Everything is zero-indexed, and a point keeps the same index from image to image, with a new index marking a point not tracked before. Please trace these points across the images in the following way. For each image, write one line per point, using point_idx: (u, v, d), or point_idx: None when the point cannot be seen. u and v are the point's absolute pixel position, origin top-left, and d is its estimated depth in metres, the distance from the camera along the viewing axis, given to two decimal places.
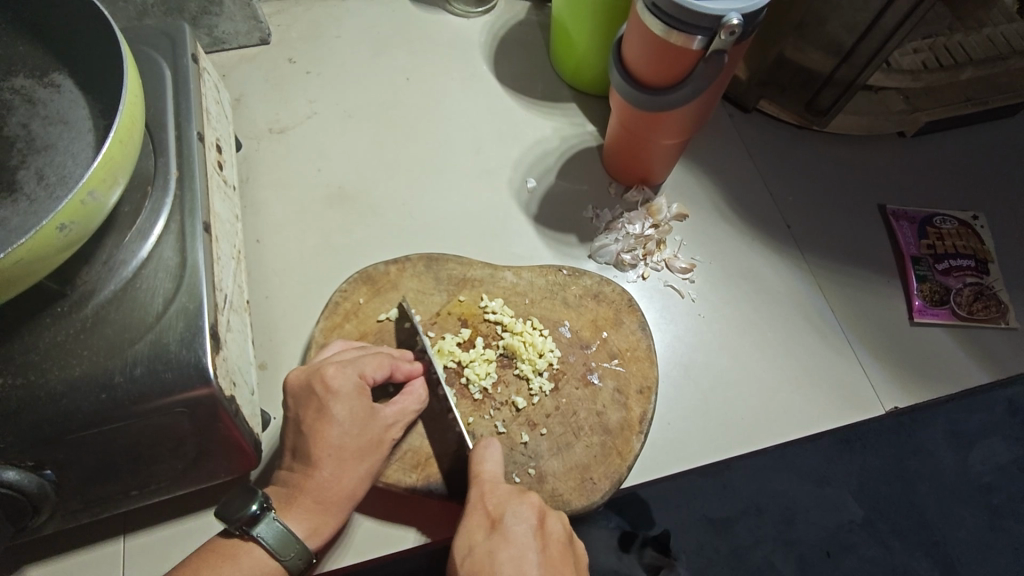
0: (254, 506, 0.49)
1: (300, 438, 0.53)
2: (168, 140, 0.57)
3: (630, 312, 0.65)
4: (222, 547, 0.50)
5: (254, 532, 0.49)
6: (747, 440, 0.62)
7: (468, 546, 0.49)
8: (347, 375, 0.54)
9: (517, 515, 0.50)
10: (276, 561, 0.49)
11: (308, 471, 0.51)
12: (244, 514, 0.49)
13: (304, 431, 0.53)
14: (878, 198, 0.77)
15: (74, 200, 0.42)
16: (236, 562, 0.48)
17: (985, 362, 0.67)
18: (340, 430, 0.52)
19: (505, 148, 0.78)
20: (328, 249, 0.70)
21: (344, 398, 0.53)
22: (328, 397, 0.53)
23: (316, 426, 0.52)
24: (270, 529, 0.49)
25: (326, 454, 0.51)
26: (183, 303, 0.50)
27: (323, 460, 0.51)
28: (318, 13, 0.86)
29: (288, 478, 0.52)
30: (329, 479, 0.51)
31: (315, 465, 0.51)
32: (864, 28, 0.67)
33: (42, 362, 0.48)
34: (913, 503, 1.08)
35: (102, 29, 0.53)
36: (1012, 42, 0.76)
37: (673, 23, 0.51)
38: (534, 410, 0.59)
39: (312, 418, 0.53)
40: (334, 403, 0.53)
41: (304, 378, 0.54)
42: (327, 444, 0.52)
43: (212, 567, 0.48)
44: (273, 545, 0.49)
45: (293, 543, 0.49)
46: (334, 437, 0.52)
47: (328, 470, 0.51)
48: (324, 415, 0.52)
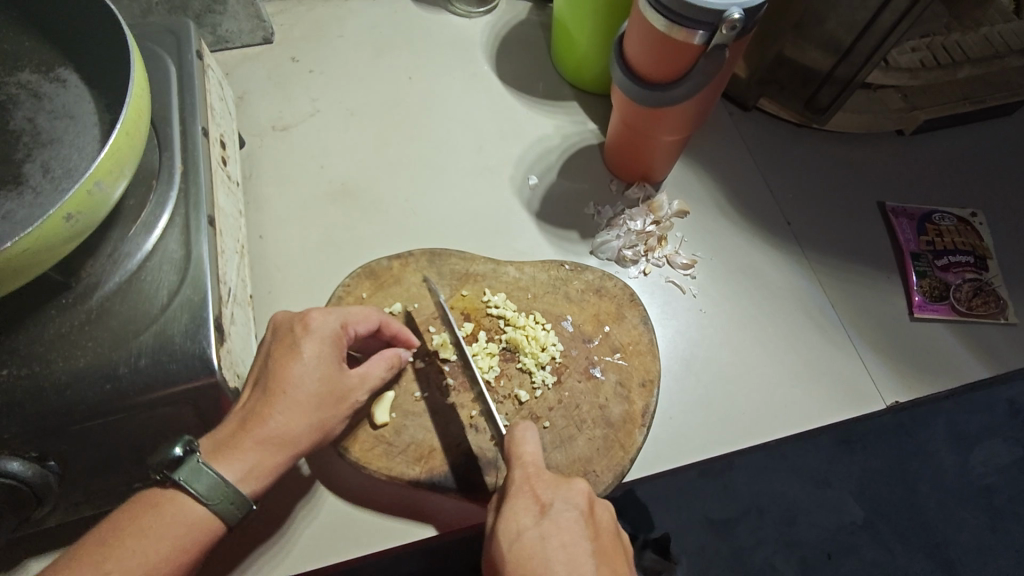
0: (177, 450, 0.45)
1: (261, 377, 0.51)
2: (173, 134, 0.58)
3: (632, 307, 0.65)
4: (147, 497, 0.45)
5: (176, 478, 0.44)
6: (749, 434, 0.62)
7: (517, 532, 0.45)
8: (330, 321, 0.53)
9: (567, 501, 0.47)
10: (204, 509, 0.45)
11: (259, 411, 0.48)
12: (165, 458, 0.44)
13: (269, 368, 0.51)
14: (878, 196, 0.77)
15: (81, 191, 0.42)
16: (160, 511, 0.44)
17: (985, 357, 0.67)
18: (304, 369, 0.50)
19: (507, 145, 0.78)
20: (331, 245, 0.71)
21: (317, 339, 0.51)
22: (306, 338, 0.51)
23: (282, 362, 0.50)
24: (196, 476, 0.44)
25: (282, 393, 0.49)
26: (188, 295, 0.51)
27: (280, 399, 0.49)
28: (320, 13, 0.87)
29: (235, 417, 0.49)
30: (280, 417, 0.48)
31: (269, 404, 0.48)
32: (863, 25, 0.67)
33: (46, 353, 0.48)
34: (915, 504, 1.08)
35: (108, 23, 0.53)
36: (1009, 41, 0.76)
37: (675, 18, 0.52)
38: (537, 403, 0.59)
39: (281, 356, 0.51)
40: (307, 342, 0.51)
41: (288, 318, 0.54)
42: (287, 382, 0.49)
43: (134, 519, 0.44)
44: (199, 491, 0.44)
45: (222, 487, 0.45)
46: (297, 376, 0.50)
47: (281, 408, 0.48)
48: (295, 352, 0.51)
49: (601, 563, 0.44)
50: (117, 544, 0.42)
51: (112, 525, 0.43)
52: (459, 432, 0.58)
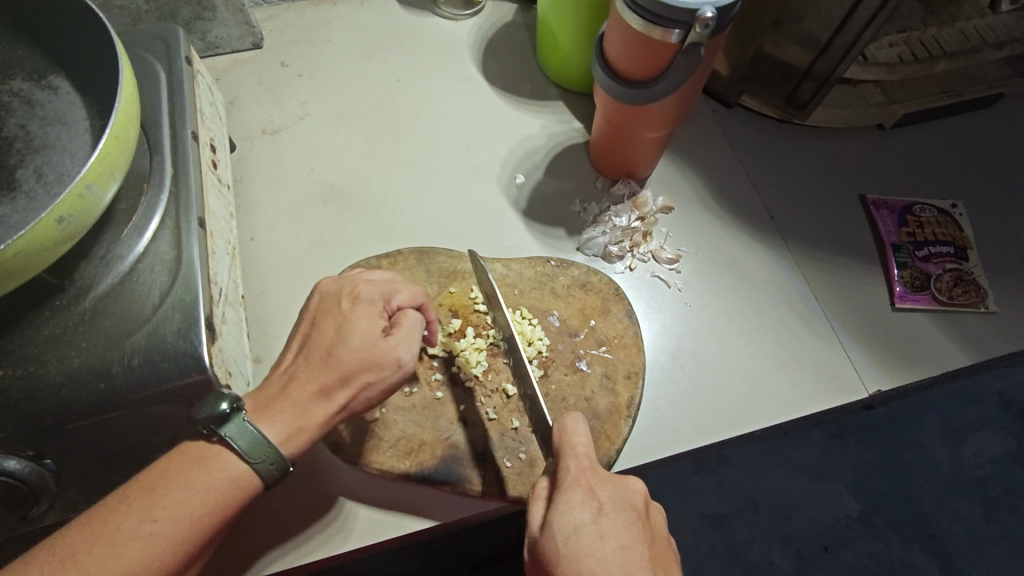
0: (225, 406, 0.45)
1: (302, 348, 0.52)
2: (163, 139, 0.59)
3: (617, 301, 0.66)
4: (189, 449, 0.45)
5: (223, 433, 0.45)
6: (734, 423, 0.63)
7: (574, 526, 0.45)
8: (375, 292, 0.54)
9: (620, 499, 0.47)
10: (245, 466, 0.45)
11: (303, 375, 0.49)
12: (214, 413, 0.45)
13: (316, 335, 0.52)
14: (859, 189, 0.78)
15: (72, 194, 0.44)
16: (205, 465, 0.44)
17: (965, 345, 0.69)
18: (343, 337, 0.51)
19: (494, 145, 0.80)
20: (322, 246, 0.72)
21: (365, 310, 0.52)
22: (350, 309, 0.53)
23: (329, 332, 0.51)
24: (242, 434, 0.45)
25: (326, 360, 0.50)
26: (180, 295, 0.52)
27: (323, 366, 0.49)
28: (309, 18, 0.88)
29: (276, 381, 0.50)
30: (318, 382, 0.49)
31: (311, 370, 0.50)
32: (839, 22, 0.69)
33: (40, 354, 0.49)
34: (908, 497, 1.07)
35: (97, 30, 0.54)
36: (983, 35, 0.78)
37: (651, 18, 0.53)
38: (524, 397, 0.60)
39: (326, 325, 0.52)
40: (354, 312, 0.52)
41: (335, 287, 0.55)
42: (332, 350, 0.50)
43: (178, 470, 0.44)
44: (243, 448, 0.45)
45: (264, 446, 0.45)
46: (340, 345, 0.50)
47: (321, 373, 0.49)
48: (342, 322, 0.52)
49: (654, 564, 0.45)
50: (158, 490, 0.43)
51: (152, 471, 0.44)
52: (448, 426, 0.59)
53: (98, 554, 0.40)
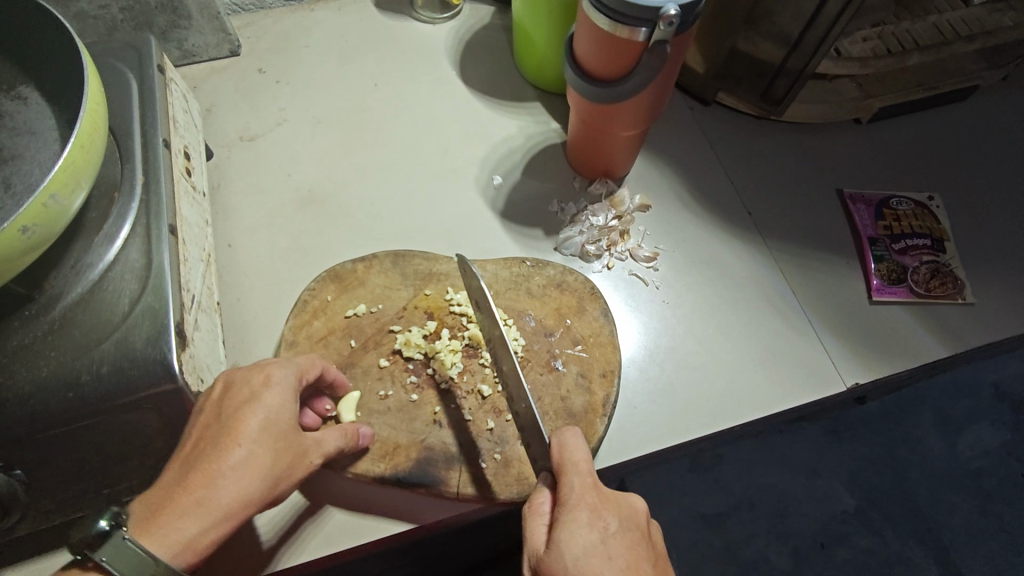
0: (103, 523, 0.41)
1: (192, 445, 0.47)
2: (134, 147, 0.59)
3: (593, 300, 0.66)
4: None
5: (98, 558, 0.41)
6: (712, 419, 0.63)
7: (580, 546, 0.44)
8: (288, 371, 0.51)
9: (624, 517, 0.47)
10: None
11: (206, 467, 0.45)
12: (90, 533, 0.41)
13: (219, 419, 0.48)
14: (836, 183, 0.79)
15: (36, 203, 0.44)
16: None
17: (943, 336, 0.69)
18: (252, 422, 0.47)
19: (472, 147, 0.80)
20: (299, 251, 0.72)
21: (280, 393, 0.50)
22: (260, 390, 0.49)
23: (236, 415, 0.47)
24: (118, 554, 0.41)
25: (237, 443, 0.46)
26: (149, 302, 0.52)
27: (232, 449, 0.46)
28: (287, 24, 0.89)
29: (159, 493, 0.45)
30: (226, 480, 0.45)
31: (220, 456, 0.45)
32: (809, 16, 0.69)
33: (10, 365, 0.49)
34: (904, 491, 1.03)
35: (65, 40, 0.54)
36: (957, 29, 0.77)
37: (617, 17, 0.53)
38: (500, 397, 0.60)
39: (228, 417, 0.47)
40: (267, 394, 0.49)
41: (241, 368, 0.51)
42: (242, 433, 0.46)
43: None
44: (119, 569, 0.41)
45: (151, 564, 0.41)
46: (253, 429, 0.47)
47: (224, 476, 0.45)
48: (251, 403, 0.48)
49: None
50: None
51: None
52: (424, 428, 0.59)
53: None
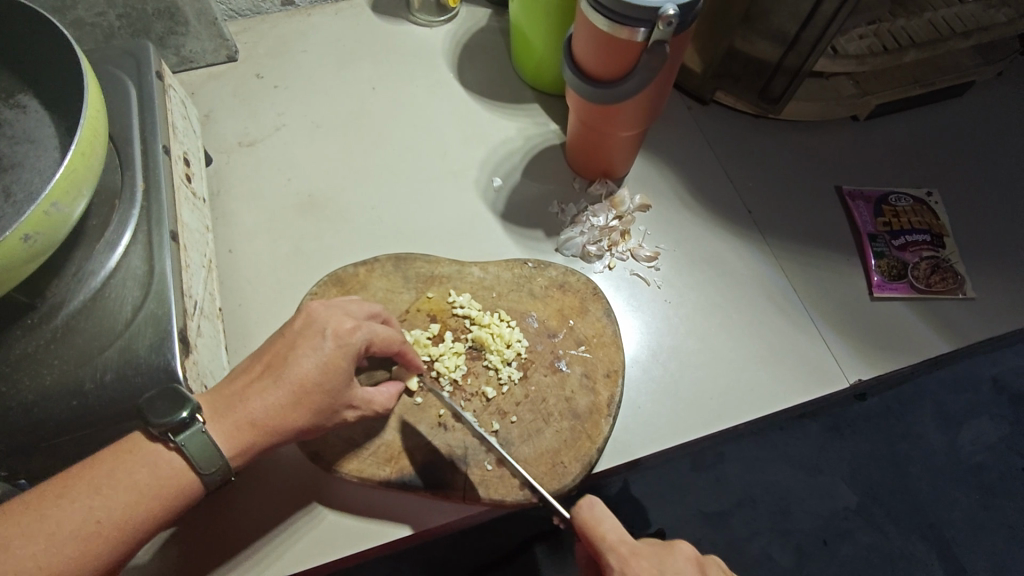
0: (184, 414, 0.44)
1: (269, 362, 0.49)
2: (133, 154, 0.59)
3: (595, 300, 0.66)
4: (141, 447, 0.45)
5: (178, 441, 0.44)
6: (717, 418, 0.63)
7: None
8: (360, 336, 0.51)
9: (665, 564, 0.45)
10: (194, 474, 0.45)
11: (263, 390, 0.48)
12: (172, 420, 0.44)
13: (288, 353, 0.49)
14: (835, 180, 0.79)
15: (37, 211, 0.44)
16: (153, 468, 0.44)
17: (944, 332, 0.69)
18: (317, 364, 0.48)
19: (471, 149, 0.80)
20: (300, 256, 0.72)
21: (345, 351, 0.50)
22: (335, 343, 0.49)
23: (299, 355, 0.49)
24: (196, 442, 0.44)
25: (292, 382, 0.48)
26: (152, 309, 0.51)
27: (285, 386, 0.48)
28: (284, 29, 0.89)
29: (235, 390, 0.48)
30: (278, 407, 0.47)
31: (273, 389, 0.47)
32: (805, 15, 0.69)
33: (13, 374, 0.48)
34: (907, 487, 1.03)
35: (64, 48, 0.54)
36: (952, 25, 0.78)
37: (615, 18, 0.53)
38: (504, 399, 0.60)
39: (302, 353, 0.49)
40: (330, 344, 0.49)
41: (317, 313, 0.52)
42: (300, 375, 0.48)
43: (127, 471, 0.43)
44: (194, 455, 0.44)
45: (217, 457, 0.45)
46: (309, 377, 0.48)
47: (285, 403, 0.47)
48: (316, 349, 0.49)
49: None
50: (94, 481, 0.42)
51: (85, 469, 0.43)
52: (429, 431, 0.59)
53: (31, 547, 0.39)
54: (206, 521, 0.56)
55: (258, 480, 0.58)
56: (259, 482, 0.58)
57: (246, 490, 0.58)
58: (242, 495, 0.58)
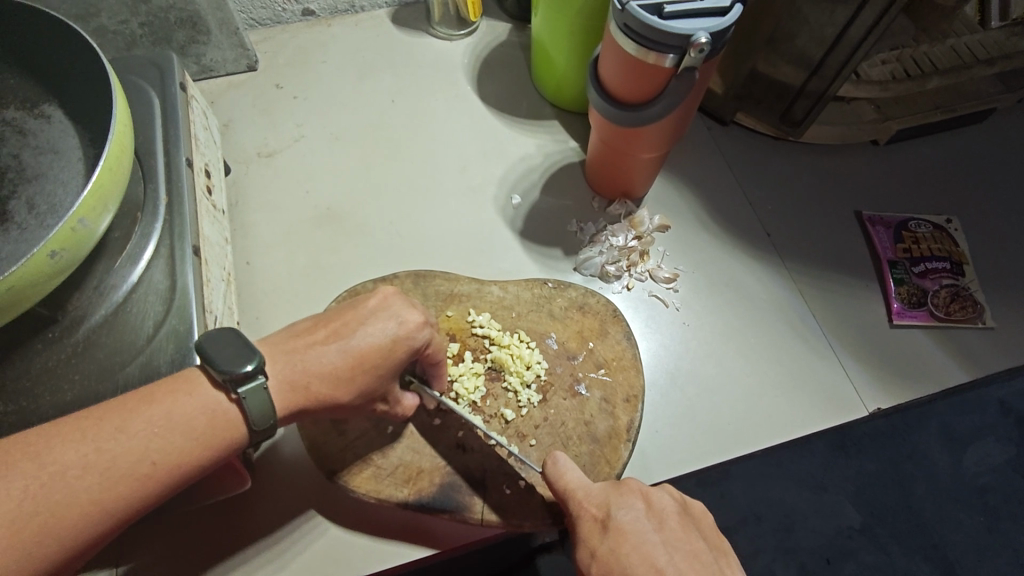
0: (250, 366, 0.43)
1: (331, 334, 0.49)
2: (157, 167, 0.58)
3: (615, 323, 0.66)
4: (198, 386, 0.43)
5: (240, 393, 0.43)
6: (734, 444, 0.63)
7: (591, 553, 0.46)
8: (423, 331, 0.51)
9: (623, 506, 0.48)
10: (245, 428, 0.44)
11: (320, 356, 0.48)
12: (238, 371, 0.42)
13: (353, 326, 0.49)
14: (854, 204, 0.79)
15: (64, 228, 0.43)
16: (208, 413, 0.42)
17: (964, 361, 0.68)
18: (382, 346, 0.49)
19: (490, 165, 0.80)
20: (317, 269, 0.71)
21: (408, 340, 0.50)
22: (403, 331, 0.50)
23: (363, 332, 0.49)
24: (257, 397, 0.43)
25: (353, 358, 0.48)
26: (174, 325, 0.51)
27: (344, 359, 0.48)
28: (304, 39, 0.89)
29: (294, 352, 0.48)
30: (331, 377, 0.47)
31: (330, 359, 0.47)
32: (832, 41, 0.69)
33: (34, 388, 0.48)
34: (910, 507, 1.00)
35: (92, 61, 0.54)
36: (975, 52, 0.78)
37: (645, 43, 0.53)
38: (523, 422, 0.60)
39: (371, 330, 0.49)
40: (398, 330, 0.50)
41: (384, 300, 0.52)
42: (360, 351, 0.48)
43: (183, 411, 0.42)
44: (251, 410, 0.43)
45: (272, 417, 0.44)
46: (367, 355, 0.48)
47: (348, 378, 0.48)
48: (380, 330, 0.49)
49: (672, 551, 0.45)
50: (153, 418, 0.41)
51: (143, 404, 0.41)
52: (447, 453, 0.58)
53: (85, 479, 0.38)
54: (222, 536, 0.56)
55: (276, 497, 0.58)
56: (277, 498, 0.58)
57: (265, 505, 0.57)
58: (259, 510, 0.57)
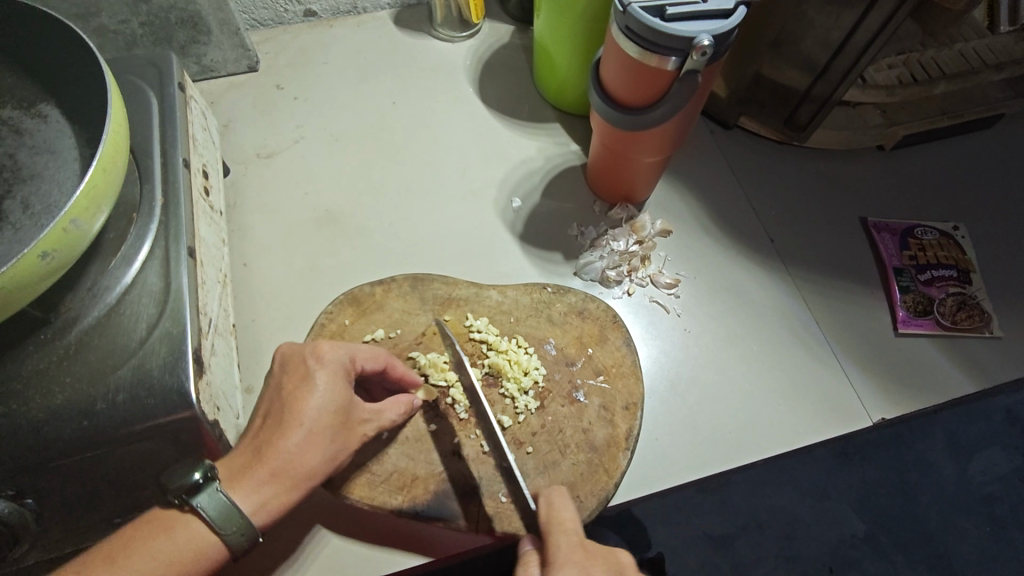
0: (197, 475, 0.45)
1: (274, 409, 0.50)
2: (153, 167, 0.58)
3: (615, 329, 0.65)
4: (161, 516, 0.45)
5: (194, 503, 0.44)
6: (735, 454, 0.62)
7: None
8: (338, 354, 0.53)
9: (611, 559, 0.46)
10: (217, 536, 0.45)
11: (273, 439, 0.48)
12: (186, 482, 0.44)
13: (284, 397, 0.50)
14: (860, 211, 0.78)
15: (56, 229, 0.43)
16: (172, 533, 0.44)
17: (971, 372, 0.67)
18: (329, 403, 0.50)
19: (491, 168, 0.79)
20: (314, 272, 0.71)
21: (329, 368, 0.51)
22: (315, 365, 0.51)
23: (297, 394, 0.50)
24: (215, 500, 0.45)
25: (298, 420, 0.49)
26: (167, 328, 0.51)
27: (295, 429, 0.48)
28: (306, 40, 0.88)
29: (249, 446, 0.49)
30: (297, 450, 0.48)
31: (285, 433, 0.48)
32: (837, 44, 0.68)
33: (23, 391, 0.48)
34: (916, 516, 0.99)
35: (89, 60, 0.54)
36: (982, 57, 0.77)
37: (646, 45, 0.52)
38: (520, 429, 0.59)
39: (303, 389, 0.50)
40: (319, 371, 0.51)
41: (295, 349, 0.53)
42: (302, 411, 0.49)
43: (150, 548, 0.43)
44: (213, 518, 0.44)
45: (236, 516, 0.45)
46: (310, 410, 0.49)
47: (296, 441, 0.48)
48: (308, 382, 0.50)
49: None
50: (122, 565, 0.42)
51: (115, 553, 0.43)
52: (442, 459, 0.57)
53: None
54: None
55: None
56: None
57: None
58: None
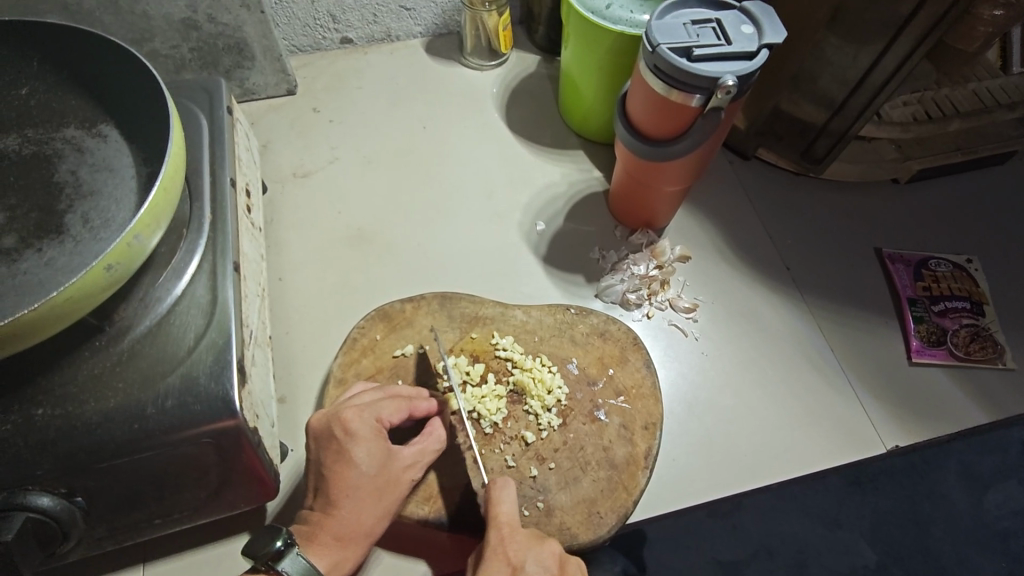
0: (279, 542, 0.49)
1: (321, 479, 0.55)
2: (203, 186, 0.61)
3: (635, 350, 0.67)
4: None
5: (279, 567, 0.48)
6: (749, 476, 0.63)
7: None
8: (365, 420, 0.56)
9: (539, 562, 0.51)
10: None
11: (330, 510, 0.53)
12: (269, 550, 0.49)
13: (326, 473, 0.54)
14: (874, 242, 0.80)
15: (121, 243, 0.46)
16: None
17: (983, 402, 0.68)
18: (370, 474, 0.54)
19: (517, 192, 0.82)
20: (345, 288, 0.74)
21: (363, 441, 0.55)
22: (349, 437, 0.55)
23: (337, 468, 0.54)
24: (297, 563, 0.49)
25: (345, 493, 0.53)
26: (213, 338, 0.54)
27: (343, 499, 0.53)
28: (342, 65, 0.92)
29: (309, 517, 0.54)
30: (352, 519, 0.53)
31: (337, 498, 0.53)
32: (854, 83, 0.71)
33: (79, 395, 0.50)
34: (928, 548, 0.98)
35: (151, 85, 0.58)
36: (996, 96, 0.82)
37: (673, 83, 0.55)
38: (543, 445, 0.61)
39: (343, 457, 0.54)
40: (354, 445, 0.54)
41: (324, 422, 0.56)
42: (347, 485, 0.53)
43: None
44: None
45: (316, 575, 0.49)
46: (354, 479, 0.54)
47: (349, 510, 0.53)
48: (345, 457, 0.54)
49: None
50: None
51: None
52: (467, 472, 0.60)
53: None
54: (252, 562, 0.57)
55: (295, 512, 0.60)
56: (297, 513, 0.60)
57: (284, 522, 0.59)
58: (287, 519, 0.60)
